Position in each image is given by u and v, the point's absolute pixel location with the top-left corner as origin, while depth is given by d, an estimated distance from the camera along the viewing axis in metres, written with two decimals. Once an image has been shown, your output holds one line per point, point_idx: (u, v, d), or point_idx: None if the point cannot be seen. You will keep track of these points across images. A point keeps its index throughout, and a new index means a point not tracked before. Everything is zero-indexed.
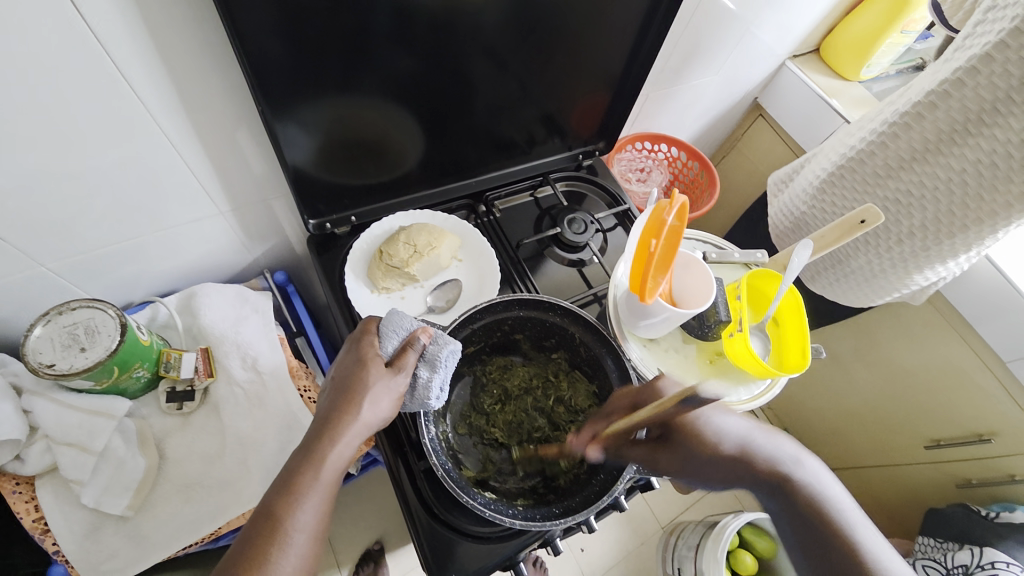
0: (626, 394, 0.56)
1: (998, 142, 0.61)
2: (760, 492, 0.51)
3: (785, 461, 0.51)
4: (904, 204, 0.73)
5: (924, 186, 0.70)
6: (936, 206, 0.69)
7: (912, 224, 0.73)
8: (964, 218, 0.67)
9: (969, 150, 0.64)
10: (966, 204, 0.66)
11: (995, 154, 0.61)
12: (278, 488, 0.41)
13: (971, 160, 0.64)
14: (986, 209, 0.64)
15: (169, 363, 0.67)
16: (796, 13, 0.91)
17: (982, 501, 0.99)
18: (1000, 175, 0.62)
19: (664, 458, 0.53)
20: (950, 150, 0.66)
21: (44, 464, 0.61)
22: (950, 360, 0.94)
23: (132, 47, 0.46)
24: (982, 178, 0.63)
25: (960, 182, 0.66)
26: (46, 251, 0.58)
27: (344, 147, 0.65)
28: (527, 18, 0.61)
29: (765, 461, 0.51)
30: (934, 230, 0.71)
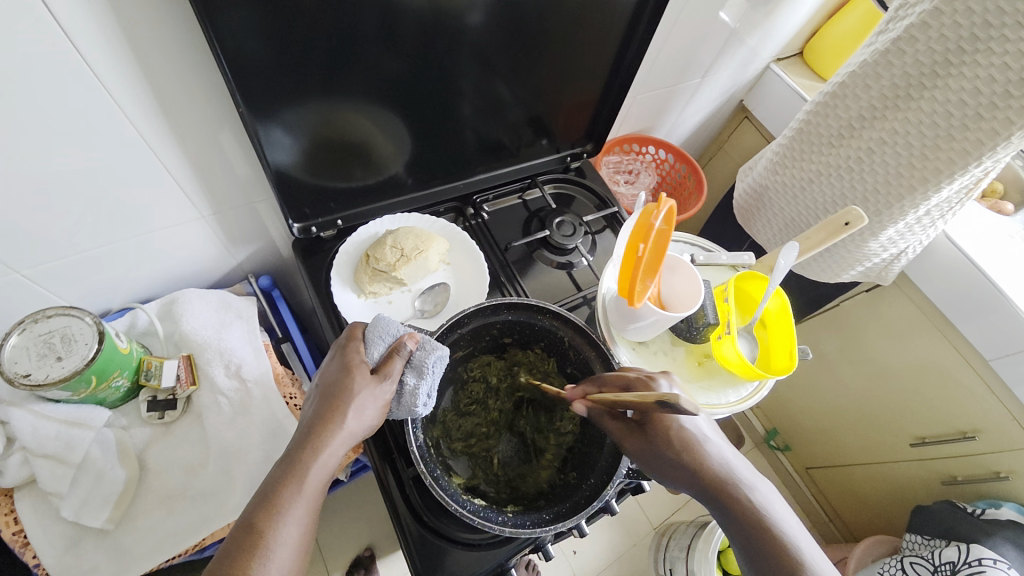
0: (624, 375, 0.55)
1: (938, 101, 0.64)
2: (722, 518, 0.46)
3: (763, 496, 0.46)
4: (856, 171, 0.76)
5: (873, 150, 0.73)
6: (885, 168, 0.72)
7: (863, 189, 0.76)
8: (912, 178, 0.70)
9: (913, 113, 0.67)
10: (913, 164, 0.69)
11: (937, 113, 0.65)
12: (261, 499, 0.40)
13: (915, 122, 0.67)
14: (931, 167, 0.67)
15: (149, 371, 0.65)
16: (780, 17, 0.92)
17: (968, 498, 1.01)
18: (942, 134, 0.65)
19: (635, 442, 0.51)
20: (895, 114, 0.69)
21: (21, 476, 0.59)
22: (934, 358, 0.95)
23: (109, 49, 0.45)
24: (927, 138, 0.66)
25: (905, 142, 0.69)
26: (20, 257, 0.56)
27: (329, 149, 0.64)
28: (513, 20, 0.61)
29: (740, 487, 0.46)
30: (886, 193, 0.73)
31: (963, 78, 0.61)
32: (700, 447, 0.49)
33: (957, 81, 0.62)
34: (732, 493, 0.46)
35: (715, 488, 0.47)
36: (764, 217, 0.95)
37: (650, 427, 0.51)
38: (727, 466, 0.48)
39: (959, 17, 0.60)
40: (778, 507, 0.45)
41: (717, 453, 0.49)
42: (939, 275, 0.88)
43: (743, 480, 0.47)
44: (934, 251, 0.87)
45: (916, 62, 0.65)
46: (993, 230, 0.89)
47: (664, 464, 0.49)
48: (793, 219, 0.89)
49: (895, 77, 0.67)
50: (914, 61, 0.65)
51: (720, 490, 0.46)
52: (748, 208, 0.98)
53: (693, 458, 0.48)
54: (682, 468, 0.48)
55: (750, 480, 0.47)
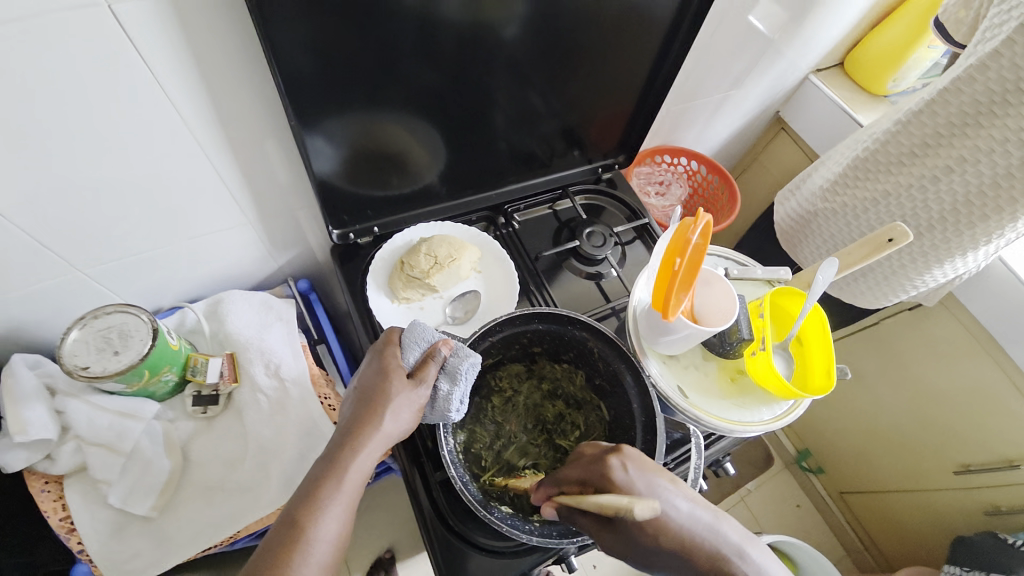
0: (578, 463, 0.49)
1: (1009, 130, 0.64)
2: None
3: (756, 566, 0.45)
4: (920, 199, 0.76)
5: (936, 178, 0.73)
6: (953, 197, 0.72)
7: (928, 215, 0.76)
8: (982, 207, 0.69)
9: (983, 141, 0.66)
10: (984, 193, 0.68)
11: (1008, 142, 0.64)
12: (302, 495, 0.41)
13: (986, 150, 0.66)
14: (1003, 197, 0.66)
15: (196, 367, 0.69)
16: (820, 28, 0.91)
17: (1011, 530, 0.95)
18: (1015, 163, 0.64)
19: (608, 541, 0.45)
20: (963, 142, 0.68)
21: (74, 462, 0.63)
22: (980, 382, 0.91)
23: (172, 62, 0.48)
24: (998, 167, 0.66)
25: (975, 171, 0.68)
26: (83, 256, 0.60)
27: (368, 159, 0.67)
28: (549, 35, 0.63)
29: (734, 563, 0.45)
30: (953, 221, 0.73)
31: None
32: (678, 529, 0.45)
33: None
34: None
35: (708, 571, 0.45)
36: (810, 241, 0.96)
37: (624, 526, 0.45)
38: (715, 539, 0.46)
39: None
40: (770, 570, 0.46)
41: (704, 526, 0.46)
42: (989, 295, 0.84)
43: (735, 551, 0.45)
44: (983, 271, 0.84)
45: (987, 89, 0.64)
46: None
47: (647, 558, 0.45)
48: (840, 243, 0.90)
49: (961, 107, 0.67)
50: (984, 89, 0.64)
51: (714, 569, 0.45)
52: (792, 233, 1.00)
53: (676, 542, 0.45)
54: (669, 555, 0.45)
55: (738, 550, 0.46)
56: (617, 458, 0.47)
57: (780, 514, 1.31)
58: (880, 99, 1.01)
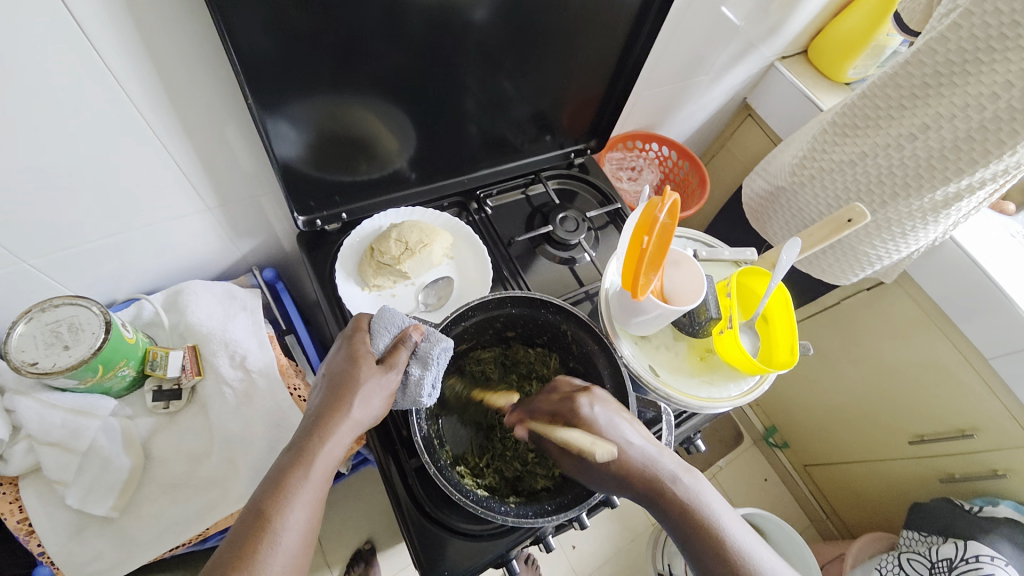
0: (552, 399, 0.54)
1: (971, 95, 0.67)
2: (660, 518, 0.49)
3: (692, 491, 0.48)
4: (885, 166, 0.79)
5: (902, 144, 0.75)
6: (916, 162, 0.75)
7: (880, 195, 0.81)
8: (943, 170, 0.72)
9: (944, 108, 0.70)
10: (946, 156, 0.72)
11: (969, 107, 0.67)
12: (269, 486, 0.40)
13: (948, 116, 0.70)
14: (966, 158, 0.70)
15: (155, 361, 0.66)
16: (786, 15, 0.92)
17: (964, 495, 1.01)
18: (975, 127, 0.68)
19: (570, 463, 0.52)
20: (926, 110, 0.72)
21: (26, 464, 0.59)
22: (936, 359, 0.96)
23: (117, 41, 0.45)
24: (958, 131, 0.69)
25: (937, 136, 0.71)
26: (27, 247, 0.57)
27: (334, 143, 0.64)
28: (519, 17, 0.61)
29: (671, 487, 0.48)
30: (914, 185, 0.76)
31: (995, 73, 0.64)
32: (627, 453, 0.49)
33: (990, 76, 0.65)
34: (663, 497, 0.48)
35: (647, 494, 0.48)
36: (779, 218, 1.00)
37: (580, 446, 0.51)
38: (654, 467, 0.49)
39: (989, 17, 0.63)
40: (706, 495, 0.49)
41: (646, 455, 0.49)
42: (940, 273, 0.89)
43: (671, 477, 0.49)
44: (935, 246, 0.88)
45: (947, 59, 0.68)
46: (994, 231, 0.90)
47: (596, 480, 0.50)
48: (807, 221, 0.94)
49: (927, 74, 0.71)
50: (945, 59, 0.68)
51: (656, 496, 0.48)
52: (761, 210, 1.04)
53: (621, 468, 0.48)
54: (613, 477, 0.49)
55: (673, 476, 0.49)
56: (587, 397, 0.51)
57: (748, 489, 1.36)
58: (841, 87, 1.03)
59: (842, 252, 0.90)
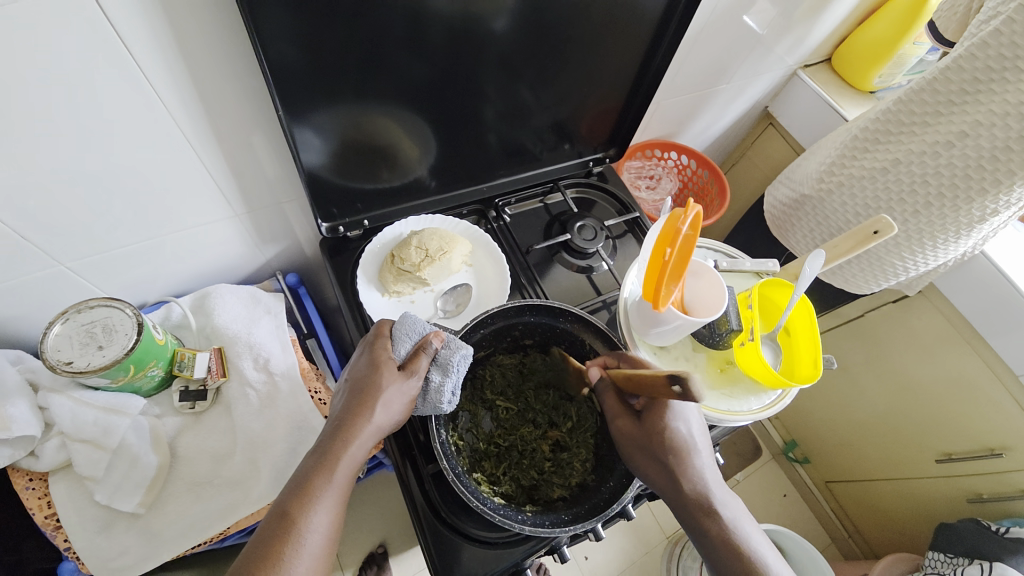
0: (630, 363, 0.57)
1: (1010, 104, 0.65)
2: (693, 531, 0.49)
3: (733, 517, 0.49)
4: (919, 174, 0.77)
5: (937, 152, 0.74)
6: (952, 171, 0.73)
7: (907, 208, 0.80)
8: (981, 180, 0.71)
9: (983, 116, 0.68)
10: (983, 167, 0.70)
11: (1009, 116, 0.66)
12: (294, 487, 0.41)
13: (986, 124, 0.68)
14: (1002, 170, 0.68)
15: (182, 362, 0.68)
16: (808, 25, 0.92)
17: (994, 516, 0.97)
18: (1013, 137, 0.66)
19: (627, 424, 0.54)
20: (964, 117, 0.70)
21: (58, 460, 0.61)
22: (964, 374, 0.93)
23: (156, 53, 0.47)
24: (997, 140, 0.68)
25: (974, 145, 0.70)
26: (66, 249, 0.59)
27: (357, 151, 0.66)
28: (539, 27, 0.62)
29: (714, 504, 0.49)
30: (950, 197, 0.74)
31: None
32: (689, 456, 0.51)
33: None
34: (702, 510, 0.49)
35: (689, 502, 0.50)
36: (802, 226, 0.99)
37: (646, 419, 0.53)
38: (705, 481, 0.50)
39: None
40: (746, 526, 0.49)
41: (702, 467, 0.51)
42: (969, 287, 0.86)
43: (717, 498, 0.50)
44: (964, 260, 0.86)
45: (986, 66, 0.67)
46: None
47: (644, 457, 0.52)
48: (833, 229, 0.92)
49: (965, 81, 0.69)
50: (984, 65, 0.67)
51: (697, 504, 0.49)
52: (783, 219, 1.03)
53: (677, 466, 0.50)
54: (663, 466, 0.51)
55: (718, 494, 0.50)
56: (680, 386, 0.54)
57: (767, 504, 1.33)
58: (866, 95, 1.02)
59: (866, 264, 0.88)
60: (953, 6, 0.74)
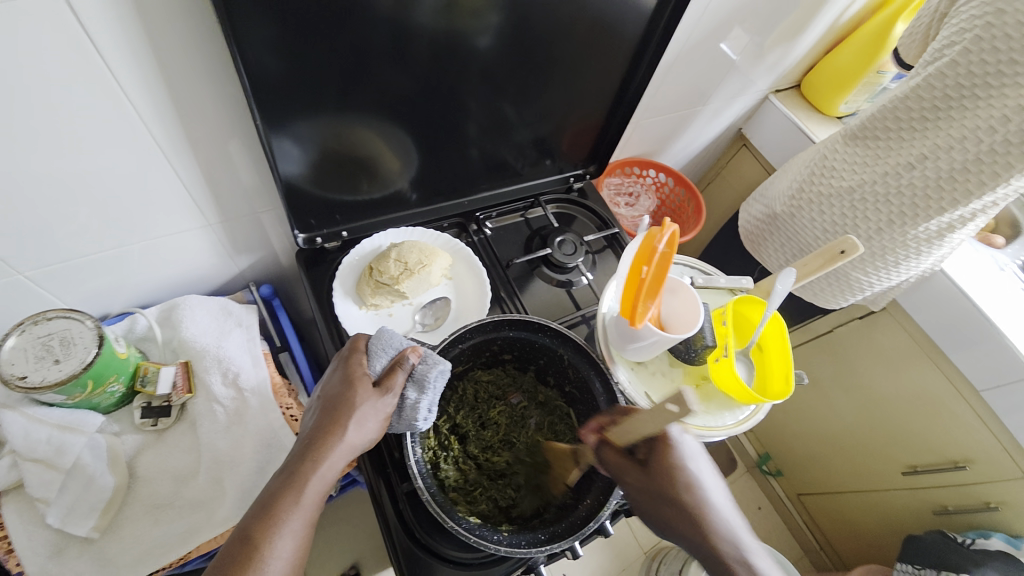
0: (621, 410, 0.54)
1: (967, 128, 0.69)
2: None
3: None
4: (883, 192, 0.80)
5: (900, 173, 0.78)
6: (913, 190, 0.76)
7: (869, 227, 0.84)
8: (939, 200, 0.74)
9: (942, 140, 0.72)
10: (942, 186, 0.73)
11: (967, 140, 0.69)
12: (258, 511, 0.39)
13: (945, 148, 0.72)
14: (960, 189, 0.72)
15: (145, 377, 0.65)
16: (779, 52, 0.96)
17: (959, 528, 1.01)
18: (970, 158, 0.69)
19: (636, 477, 0.48)
20: (925, 141, 0.74)
21: (10, 479, 0.58)
22: (928, 388, 0.96)
23: (128, 58, 0.46)
24: (955, 161, 0.71)
25: (934, 166, 0.73)
26: (24, 256, 0.56)
27: (337, 162, 0.65)
28: (523, 46, 0.63)
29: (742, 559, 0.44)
30: (911, 216, 0.78)
31: (992, 108, 0.67)
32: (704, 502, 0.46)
33: (987, 110, 0.67)
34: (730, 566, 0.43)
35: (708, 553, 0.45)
36: (774, 242, 1.02)
37: (655, 467, 0.48)
38: (729, 526, 0.46)
39: (986, 55, 0.66)
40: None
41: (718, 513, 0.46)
42: (931, 304, 0.90)
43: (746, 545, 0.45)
44: (925, 277, 0.89)
45: (945, 94, 0.71)
46: (981, 262, 0.93)
47: (664, 508, 0.47)
48: (802, 246, 0.96)
49: (925, 108, 0.73)
50: (942, 93, 0.71)
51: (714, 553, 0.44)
52: (757, 235, 1.06)
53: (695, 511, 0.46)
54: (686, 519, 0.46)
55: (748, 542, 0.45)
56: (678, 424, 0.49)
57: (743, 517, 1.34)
58: (834, 120, 1.07)
59: (835, 280, 0.92)
60: (912, 36, 0.79)
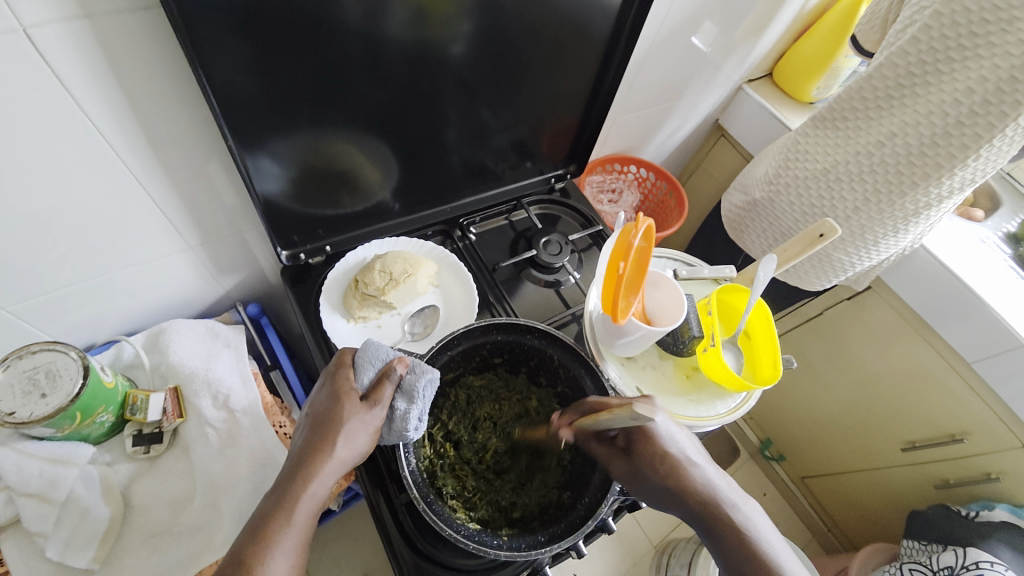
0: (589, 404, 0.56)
1: (933, 103, 0.70)
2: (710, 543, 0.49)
3: (746, 516, 0.49)
4: (858, 172, 0.81)
5: (872, 152, 0.78)
6: (886, 168, 0.77)
7: (846, 207, 0.85)
8: (912, 175, 0.75)
9: (909, 116, 0.73)
10: (913, 162, 0.74)
11: (933, 114, 0.70)
12: (251, 533, 0.39)
13: (913, 123, 0.73)
14: (931, 164, 0.72)
15: (135, 405, 0.65)
16: (750, 42, 0.97)
17: (961, 500, 1.02)
18: (939, 132, 0.70)
19: (620, 466, 0.53)
20: (892, 119, 0.75)
21: (3, 517, 0.57)
22: (919, 363, 0.97)
23: (96, 87, 0.46)
24: (924, 136, 0.72)
25: (904, 143, 0.74)
26: (4, 292, 0.56)
27: (316, 177, 0.65)
28: (494, 51, 0.64)
29: (723, 509, 0.49)
30: (886, 193, 0.79)
31: (956, 80, 0.68)
32: (688, 470, 0.51)
33: (950, 85, 0.69)
34: (715, 515, 0.49)
35: (701, 513, 0.49)
36: (756, 229, 1.03)
37: (637, 453, 0.53)
38: (712, 485, 0.51)
39: (946, 30, 0.67)
40: (759, 522, 0.49)
41: (705, 475, 0.51)
42: (915, 281, 0.91)
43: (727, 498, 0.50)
44: (907, 254, 0.91)
45: (909, 71, 0.72)
46: (962, 237, 0.94)
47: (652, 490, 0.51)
48: (784, 230, 0.96)
49: (890, 86, 0.75)
50: (907, 70, 0.72)
51: (707, 513, 0.49)
52: (739, 222, 1.07)
53: (681, 485, 0.50)
54: (668, 492, 0.51)
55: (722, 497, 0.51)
56: (647, 404, 0.53)
57: None
58: (806, 106, 1.08)
59: (820, 263, 0.92)
60: (872, 21, 0.80)
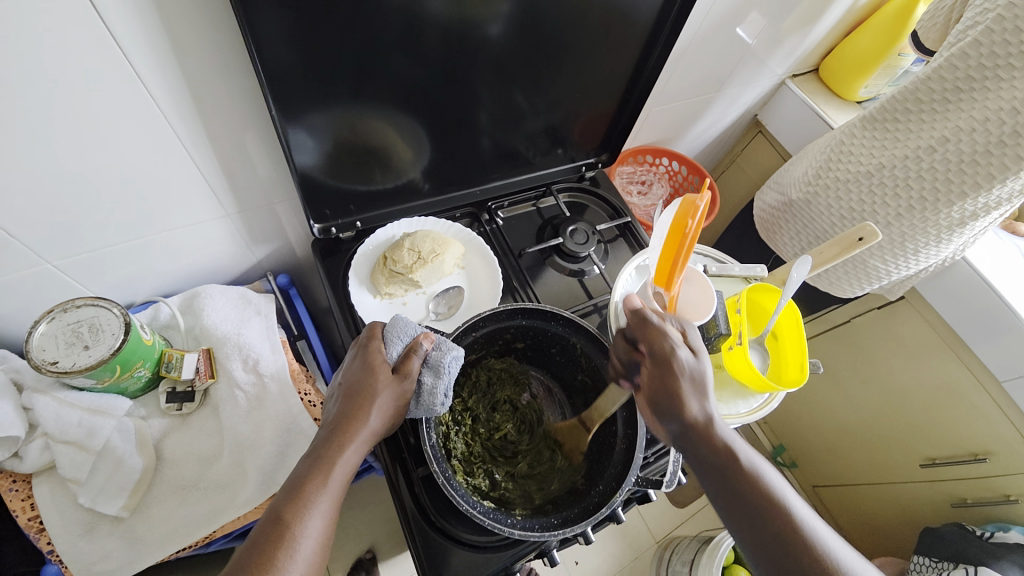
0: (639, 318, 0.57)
1: (991, 109, 0.67)
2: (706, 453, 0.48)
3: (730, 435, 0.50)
4: (903, 177, 0.78)
5: (920, 157, 0.76)
6: (934, 175, 0.74)
7: (888, 213, 0.82)
8: (961, 185, 0.72)
9: (964, 121, 0.70)
10: (964, 170, 0.71)
11: (989, 121, 0.67)
12: (287, 493, 0.41)
13: (967, 130, 0.70)
14: (983, 173, 0.70)
15: (170, 363, 0.67)
16: (797, 35, 0.93)
17: (977, 520, 0.99)
18: (994, 140, 0.68)
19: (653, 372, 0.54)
20: (946, 123, 0.72)
21: (43, 461, 0.60)
22: (947, 379, 0.95)
23: (148, 53, 0.47)
24: (979, 144, 0.69)
25: (956, 149, 0.71)
26: (52, 247, 0.58)
27: (351, 152, 0.66)
28: (533, 34, 0.63)
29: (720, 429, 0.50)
30: (931, 200, 0.76)
31: (1015, 89, 0.64)
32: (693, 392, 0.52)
33: (1008, 93, 0.65)
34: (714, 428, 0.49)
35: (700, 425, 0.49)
36: (789, 230, 1.01)
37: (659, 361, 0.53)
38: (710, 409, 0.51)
39: (1008, 35, 0.63)
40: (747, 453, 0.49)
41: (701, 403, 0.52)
42: (952, 294, 0.88)
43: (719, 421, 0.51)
44: (945, 266, 0.88)
45: (967, 75, 0.68)
46: (1005, 252, 0.90)
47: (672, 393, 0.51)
48: (818, 233, 0.94)
49: (947, 89, 0.71)
50: (965, 74, 0.69)
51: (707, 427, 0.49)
52: (771, 222, 1.05)
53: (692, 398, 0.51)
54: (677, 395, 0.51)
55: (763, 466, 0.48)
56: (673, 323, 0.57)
57: None
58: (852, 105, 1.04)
59: (853, 269, 0.90)
60: (935, 18, 0.76)
